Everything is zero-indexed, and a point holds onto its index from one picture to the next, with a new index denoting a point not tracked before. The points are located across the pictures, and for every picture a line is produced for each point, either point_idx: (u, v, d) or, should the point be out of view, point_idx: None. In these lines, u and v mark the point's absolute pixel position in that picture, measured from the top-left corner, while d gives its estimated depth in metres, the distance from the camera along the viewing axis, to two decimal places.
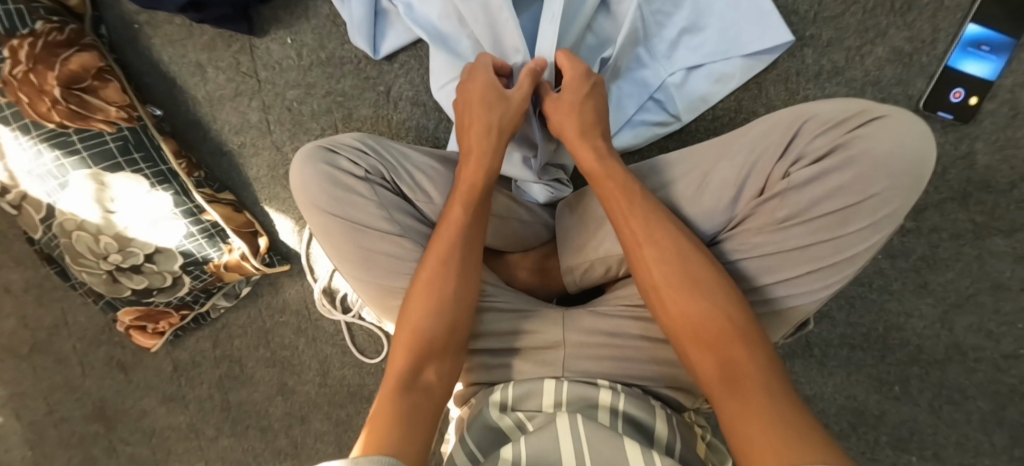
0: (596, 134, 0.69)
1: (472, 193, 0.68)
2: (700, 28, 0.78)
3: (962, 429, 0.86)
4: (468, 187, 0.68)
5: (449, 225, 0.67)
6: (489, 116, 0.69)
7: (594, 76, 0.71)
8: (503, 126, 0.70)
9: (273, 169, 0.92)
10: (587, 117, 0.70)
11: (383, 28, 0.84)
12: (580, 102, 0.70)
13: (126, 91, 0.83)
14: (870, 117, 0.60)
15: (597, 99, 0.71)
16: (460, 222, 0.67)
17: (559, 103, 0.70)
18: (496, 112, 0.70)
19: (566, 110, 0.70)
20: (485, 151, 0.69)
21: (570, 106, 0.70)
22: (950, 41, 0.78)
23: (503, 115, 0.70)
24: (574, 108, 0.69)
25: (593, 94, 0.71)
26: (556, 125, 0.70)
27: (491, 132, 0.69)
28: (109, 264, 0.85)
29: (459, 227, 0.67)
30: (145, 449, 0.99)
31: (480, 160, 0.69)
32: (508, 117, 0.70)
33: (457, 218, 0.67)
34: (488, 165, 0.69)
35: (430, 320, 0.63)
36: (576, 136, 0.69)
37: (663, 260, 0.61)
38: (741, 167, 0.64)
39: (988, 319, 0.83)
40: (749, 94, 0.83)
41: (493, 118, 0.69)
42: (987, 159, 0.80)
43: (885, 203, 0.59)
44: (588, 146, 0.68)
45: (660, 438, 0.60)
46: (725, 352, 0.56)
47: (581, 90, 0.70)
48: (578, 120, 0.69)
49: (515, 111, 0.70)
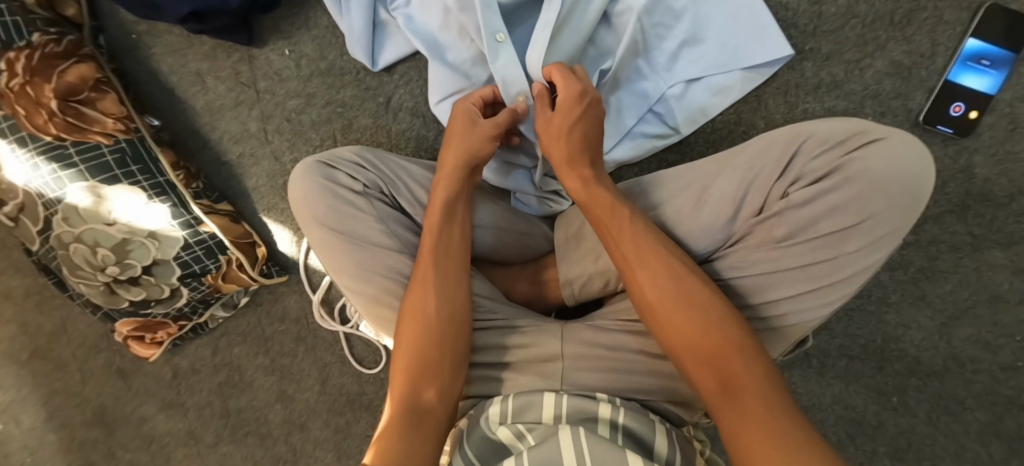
0: (584, 162, 0.68)
1: (440, 218, 0.69)
2: (700, 40, 0.77)
3: (960, 440, 0.86)
4: (435, 215, 0.69)
5: (424, 251, 0.69)
6: (461, 144, 0.70)
7: (587, 96, 0.67)
8: (468, 159, 0.70)
9: (272, 179, 0.92)
10: (576, 143, 0.67)
11: (382, 39, 0.83)
12: (569, 129, 0.67)
13: (123, 102, 0.83)
14: (870, 138, 0.61)
15: (590, 120, 0.68)
16: (435, 248, 0.68)
17: (551, 126, 0.68)
18: (464, 142, 0.70)
19: (554, 137, 0.68)
20: (451, 182, 0.70)
21: (560, 132, 0.68)
22: (950, 55, 0.78)
23: (472, 142, 0.69)
24: (560, 136, 0.68)
25: (584, 117, 0.67)
26: (545, 149, 0.69)
27: (457, 163, 0.70)
28: (107, 276, 0.85)
29: (433, 252, 0.68)
30: (144, 456, 0.99)
31: (446, 189, 0.70)
32: (477, 146, 0.69)
33: (431, 244, 0.69)
34: (454, 193, 0.70)
35: (419, 345, 0.65)
36: (560, 165, 0.68)
37: (659, 279, 0.61)
38: (740, 184, 0.64)
39: (986, 331, 0.84)
40: (749, 107, 0.83)
41: (461, 148, 0.69)
42: (986, 173, 0.80)
43: (885, 224, 0.59)
44: (575, 174, 0.68)
45: (660, 452, 0.61)
46: (723, 369, 0.56)
47: (571, 114, 0.67)
48: (566, 146, 0.67)
49: (485, 140, 0.70)
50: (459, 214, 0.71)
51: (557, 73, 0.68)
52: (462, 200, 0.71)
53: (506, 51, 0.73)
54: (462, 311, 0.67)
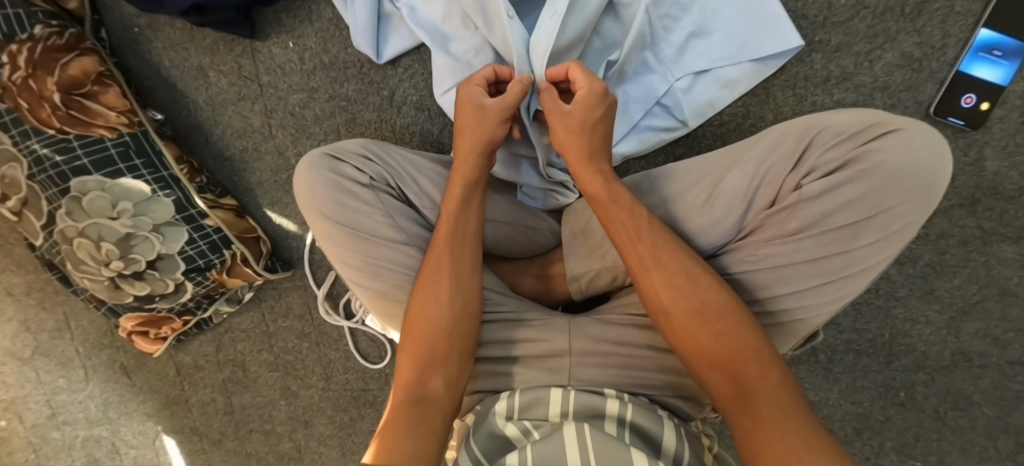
0: (602, 158, 0.67)
1: (456, 210, 0.68)
2: (708, 32, 0.77)
3: (967, 435, 0.86)
4: (452, 203, 0.69)
5: (438, 241, 0.68)
6: (478, 129, 0.68)
7: (609, 96, 0.67)
8: (486, 144, 0.69)
9: (276, 174, 0.91)
10: (597, 141, 0.67)
11: (386, 32, 0.82)
12: (591, 124, 0.66)
13: (127, 95, 0.82)
14: (885, 129, 0.60)
15: (607, 120, 0.68)
16: (450, 238, 0.68)
17: (569, 119, 0.66)
18: (479, 131, 0.68)
19: (575, 129, 0.66)
20: (470, 171, 0.69)
21: (581, 126, 0.66)
22: (961, 46, 0.77)
23: (487, 128, 0.68)
24: (582, 130, 0.66)
25: (607, 116, 0.67)
26: (561, 143, 0.68)
27: (477, 146, 0.69)
28: (111, 270, 0.85)
29: (447, 242, 0.68)
30: (149, 452, 0.99)
31: (463, 178, 0.69)
32: (491, 135, 0.68)
33: (446, 234, 0.68)
34: (473, 183, 0.69)
35: (429, 337, 0.64)
36: (580, 160, 0.67)
37: (673, 283, 0.61)
38: (752, 178, 0.64)
39: (994, 325, 0.83)
40: (757, 100, 0.82)
41: (477, 134, 0.68)
42: (997, 166, 0.79)
43: (898, 219, 0.59)
44: (594, 171, 0.67)
45: (667, 449, 0.60)
46: (738, 372, 0.56)
47: (594, 111, 0.66)
48: (588, 141, 0.67)
49: (495, 125, 0.68)
50: (476, 206, 0.70)
51: (575, 69, 0.67)
52: (479, 189, 0.70)
53: (514, 29, 0.70)
54: (473, 306, 0.67)
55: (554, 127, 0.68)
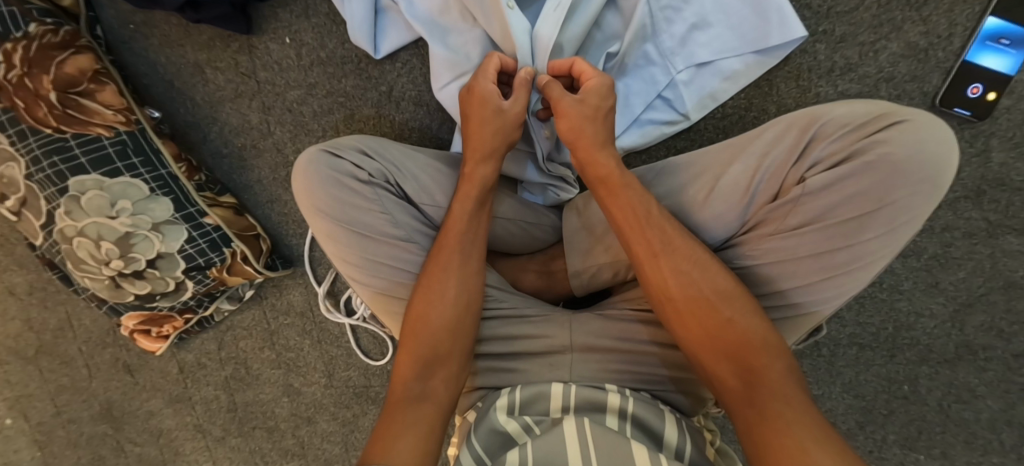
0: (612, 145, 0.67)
1: (466, 207, 0.68)
2: (710, 23, 0.75)
3: (971, 428, 0.86)
4: (463, 200, 0.68)
5: (449, 236, 0.68)
6: (492, 128, 0.68)
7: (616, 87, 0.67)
8: (499, 143, 0.69)
9: (275, 171, 0.90)
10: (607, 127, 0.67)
11: (384, 26, 0.81)
12: (605, 111, 0.66)
13: (124, 93, 0.81)
14: (890, 121, 0.59)
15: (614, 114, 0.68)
16: (461, 235, 0.68)
17: (584, 106, 0.65)
18: (495, 132, 0.68)
19: (589, 115, 0.66)
20: (484, 169, 0.69)
21: (595, 112, 0.66)
22: (968, 35, 0.76)
23: (503, 130, 0.68)
24: (596, 116, 0.66)
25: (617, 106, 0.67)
26: (572, 131, 0.66)
27: (490, 143, 0.68)
28: (111, 269, 0.84)
29: (459, 238, 0.68)
30: (153, 449, 1.00)
31: (476, 176, 0.69)
32: (508, 135, 0.68)
33: (457, 231, 0.68)
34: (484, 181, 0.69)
35: (432, 334, 0.64)
36: (591, 146, 0.66)
37: (682, 271, 0.60)
38: (755, 171, 0.63)
39: (1000, 318, 0.82)
40: (760, 92, 0.81)
41: (493, 134, 0.68)
42: (1004, 157, 0.78)
43: (904, 210, 0.58)
44: (607, 155, 0.66)
45: (669, 442, 0.60)
46: (746, 362, 0.56)
47: (607, 101, 0.66)
48: (600, 127, 0.66)
49: (514, 128, 0.68)
50: (486, 204, 0.70)
51: (581, 64, 0.68)
52: (491, 189, 0.70)
53: (516, 20, 0.69)
54: (475, 305, 0.67)
55: (564, 115, 0.66)
